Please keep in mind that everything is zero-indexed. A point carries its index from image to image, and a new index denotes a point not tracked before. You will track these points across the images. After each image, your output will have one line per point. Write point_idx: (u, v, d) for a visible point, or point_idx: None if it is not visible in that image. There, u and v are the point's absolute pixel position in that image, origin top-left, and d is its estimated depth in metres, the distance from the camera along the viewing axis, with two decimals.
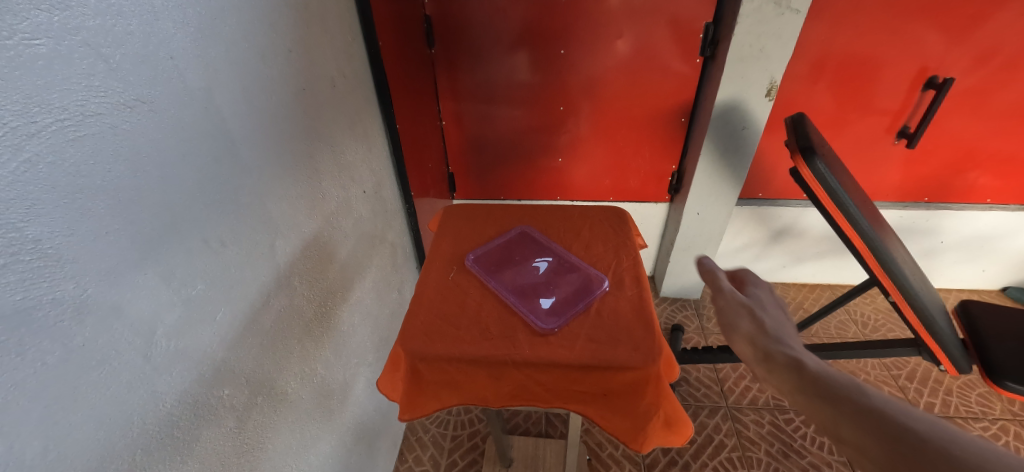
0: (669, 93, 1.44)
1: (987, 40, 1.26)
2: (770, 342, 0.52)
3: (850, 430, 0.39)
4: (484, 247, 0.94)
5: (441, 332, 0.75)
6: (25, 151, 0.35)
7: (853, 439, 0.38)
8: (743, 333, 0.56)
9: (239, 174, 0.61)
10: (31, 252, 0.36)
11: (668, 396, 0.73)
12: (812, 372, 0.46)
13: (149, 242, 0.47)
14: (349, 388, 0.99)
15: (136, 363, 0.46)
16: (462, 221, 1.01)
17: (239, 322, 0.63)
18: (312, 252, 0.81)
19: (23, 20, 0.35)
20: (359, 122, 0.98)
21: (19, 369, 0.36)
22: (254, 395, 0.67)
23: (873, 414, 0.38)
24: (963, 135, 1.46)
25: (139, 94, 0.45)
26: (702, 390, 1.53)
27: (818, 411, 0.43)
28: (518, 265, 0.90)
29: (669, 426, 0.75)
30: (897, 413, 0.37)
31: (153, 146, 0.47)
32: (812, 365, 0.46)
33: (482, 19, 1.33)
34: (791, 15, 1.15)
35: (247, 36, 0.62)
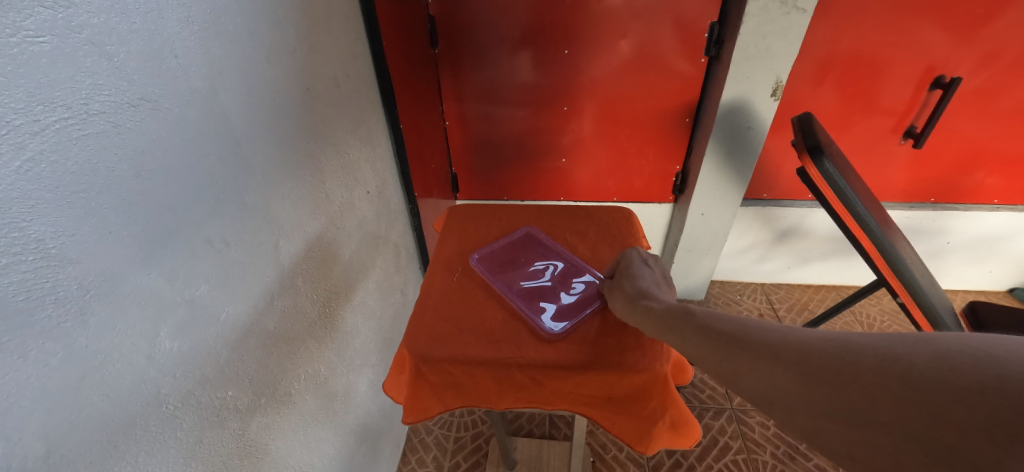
0: (673, 93, 1.43)
1: (995, 39, 1.25)
2: (647, 307, 0.64)
3: (712, 358, 0.48)
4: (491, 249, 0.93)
5: (445, 334, 0.75)
6: (28, 150, 0.35)
7: (716, 364, 0.48)
8: (628, 304, 0.69)
9: (243, 174, 0.60)
10: (33, 251, 0.36)
11: (676, 401, 0.72)
12: (677, 322, 0.57)
13: (152, 242, 0.46)
14: (352, 389, 0.99)
15: (140, 363, 0.46)
16: (466, 222, 1.00)
17: (243, 323, 0.62)
18: (316, 252, 0.81)
19: (27, 17, 0.35)
20: (362, 122, 0.97)
21: (20, 370, 0.36)
22: (258, 397, 0.66)
23: (704, 330, 0.52)
24: (970, 135, 1.44)
25: (143, 92, 0.44)
26: (707, 392, 1.52)
27: (683, 343, 0.54)
28: (524, 267, 0.89)
29: (677, 430, 0.73)
30: (717, 324, 0.51)
31: (158, 145, 0.46)
32: (672, 310, 0.60)
33: (485, 19, 1.33)
34: (797, 14, 1.14)
35: (252, 35, 0.61)
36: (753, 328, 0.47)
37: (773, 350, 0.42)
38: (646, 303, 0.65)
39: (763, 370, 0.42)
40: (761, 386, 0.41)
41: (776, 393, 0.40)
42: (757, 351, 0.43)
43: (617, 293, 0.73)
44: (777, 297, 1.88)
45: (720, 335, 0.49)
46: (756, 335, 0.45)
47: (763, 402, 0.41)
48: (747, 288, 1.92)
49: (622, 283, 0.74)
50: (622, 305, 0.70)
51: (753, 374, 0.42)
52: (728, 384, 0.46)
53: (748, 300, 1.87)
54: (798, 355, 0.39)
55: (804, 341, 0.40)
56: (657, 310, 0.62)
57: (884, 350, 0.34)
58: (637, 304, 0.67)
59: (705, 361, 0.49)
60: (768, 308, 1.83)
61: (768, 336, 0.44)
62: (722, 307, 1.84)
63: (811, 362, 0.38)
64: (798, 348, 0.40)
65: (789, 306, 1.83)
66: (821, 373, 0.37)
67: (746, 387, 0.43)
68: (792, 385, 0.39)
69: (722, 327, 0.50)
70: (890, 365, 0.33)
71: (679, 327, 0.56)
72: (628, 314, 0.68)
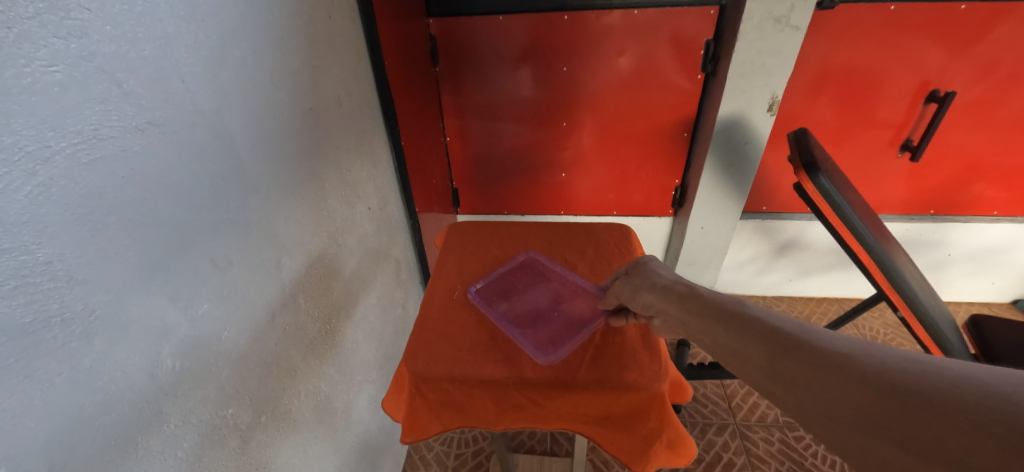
0: (671, 108, 1.45)
1: (988, 53, 1.27)
2: (681, 294, 0.62)
3: (763, 357, 0.48)
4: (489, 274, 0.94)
5: (443, 351, 0.75)
6: (39, 175, 0.36)
7: (762, 362, 0.48)
8: (655, 288, 0.67)
9: (246, 194, 0.61)
10: (41, 274, 0.37)
11: (672, 420, 0.72)
12: (719, 314, 0.56)
13: (157, 262, 0.47)
14: (352, 406, 0.98)
15: (142, 382, 0.46)
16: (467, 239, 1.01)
17: (245, 340, 0.63)
18: (318, 269, 0.82)
19: (40, 48, 0.36)
20: (364, 140, 0.99)
21: (24, 391, 0.36)
22: (259, 415, 0.66)
23: (752, 324, 0.52)
24: (967, 147, 1.45)
25: (151, 117, 0.46)
26: (709, 407, 1.50)
27: (721, 333, 0.54)
28: (523, 292, 0.88)
29: (674, 450, 0.73)
30: (769, 322, 0.51)
31: (164, 168, 0.47)
32: (719, 299, 0.59)
33: (486, 37, 1.36)
34: (791, 31, 1.17)
35: (258, 59, 0.63)
36: (816, 337, 0.47)
37: (843, 361, 0.42)
38: (687, 287, 0.64)
39: (828, 381, 0.42)
40: (823, 397, 0.41)
41: (841, 409, 0.40)
42: (825, 361, 0.43)
43: (642, 278, 0.71)
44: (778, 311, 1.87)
45: (778, 336, 0.49)
46: (820, 345, 0.45)
47: (818, 414, 0.41)
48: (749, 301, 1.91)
49: (646, 269, 0.73)
50: (645, 289, 0.68)
51: (816, 385, 0.42)
52: (780, 385, 0.46)
53: None
54: (876, 374, 0.39)
55: (884, 360, 0.40)
56: (694, 299, 0.61)
57: (995, 394, 0.33)
58: (667, 289, 0.65)
59: (754, 357, 0.49)
60: None
61: (838, 349, 0.44)
62: None
63: (893, 384, 0.38)
64: (877, 366, 0.40)
65: None
66: (903, 398, 0.37)
67: (800, 397, 0.43)
68: (864, 404, 0.39)
69: (779, 328, 0.50)
70: (997, 408, 0.32)
71: (722, 319, 0.55)
72: (654, 297, 0.66)
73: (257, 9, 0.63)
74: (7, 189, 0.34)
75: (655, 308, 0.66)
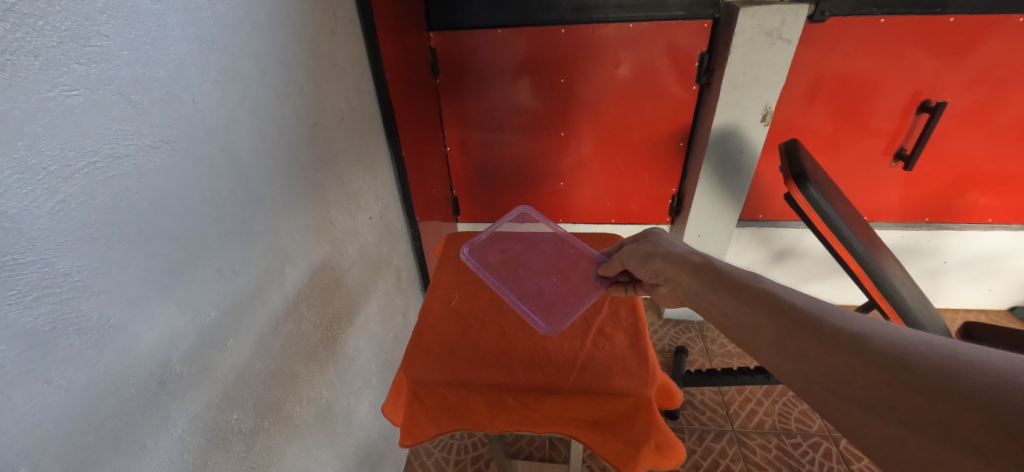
0: (667, 118, 1.48)
1: (978, 64, 1.29)
2: (694, 263, 0.65)
3: (773, 332, 0.51)
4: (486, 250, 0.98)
5: (441, 358, 0.77)
6: (60, 192, 0.39)
7: (773, 335, 0.51)
8: (668, 256, 0.70)
9: (252, 206, 0.64)
10: (62, 285, 0.39)
11: (660, 424, 0.73)
12: (732, 287, 0.59)
13: (167, 272, 0.50)
14: (353, 412, 1.00)
15: (152, 387, 0.49)
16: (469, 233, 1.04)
17: (249, 347, 0.65)
18: (320, 278, 0.84)
19: (63, 74, 0.38)
20: (366, 151, 1.01)
21: (44, 395, 0.38)
22: (262, 419, 0.68)
23: (764, 296, 0.55)
24: (961, 156, 1.47)
25: (163, 135, 0.48)
26: (707, 414, 1.51)
27: (729, 301, 0.57)
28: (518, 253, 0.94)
29: (662, 453, 0.75)
30: (781, 295, 0.54)
31: (175, 183, 0.50)
32: (729, 270, 0.62)
33: (485, 50, 1.39)
34: (782, 44, 1.20)
35: (264, 77, 0.66)
36: (830, 314, 0.49)
37: (851, 339, 0.44)
38: (698, 257, 0.67)
39: (840, 358, 0.44)
40: (829, 371, 0.44)
41: (845, 384, 0.42)
42: (834, 337, 0.45)
43: (654, 246, 0.74)
44: None
45: (791, 312, 0.51)
46: (835, 323, 0.47)
47: (823, 388, 0.44)
48: None
49: (657, 239, 0.76)
50: (656, 256, 0.72)
51: (824, 359, 0.45)
52: (787, 358, 0.48)
53: None
54: (882, 352, 0.42)
55: (892, 339, 0.43)
56: (707, 268, 0.64)
57: (1007, 383, 0.34)
58: (681, 257, 0.68)
59: (764, 331, 0.52)
60: None
61: (851, 328, 0.46)
62: None
63: (897, 362, 0.40)
64: (884, 344, 0.42)
65: None
66: (911, 377, 0.39)
67: (810, 371, 0.46)
68: (866, 378, 0.41)
69: (791, 304, 0.52)
70: (1008, 395, 0.33)
71: (735, 293, 0.58)
72: (668, 265, 0.69)
73: (264, 30, 0.66)
74: (31, 207, 0.37)
75: (668, 276, 0.69)
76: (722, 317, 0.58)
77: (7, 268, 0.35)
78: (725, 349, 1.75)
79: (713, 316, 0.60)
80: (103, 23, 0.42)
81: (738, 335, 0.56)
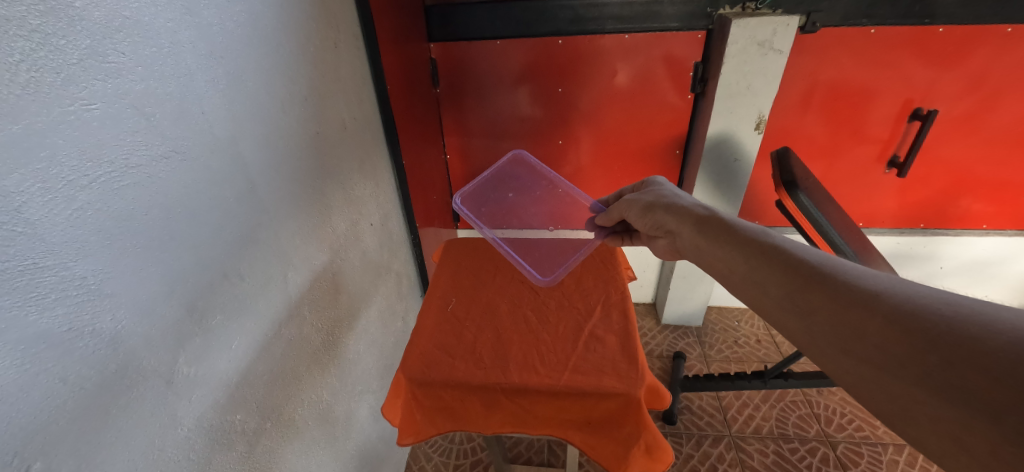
0: (663, 126, 1.50)
1: (968, 73, 1.31)
2: (697, 216, 0.69)
3: (781, 290, 0.52)
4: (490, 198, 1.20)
5: (438, 359, 0.79)
6: (78, 200, 0.41)
7: (779, 291, 0.52)
8: (671, 210, 0.74)
9: (256, 212, 0.66)
10: (77, 288, 0.41)
11: (649, 425, 0.74)
12: (735, 239, 0.61)
13: (176, 276, 0.52)
14: (353, 415, 1.01)
15: (160, 387, 0.51)
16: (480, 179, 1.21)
17: (253, 350, 0.67)
18: (322, 283, 0.86)
19: (83, 89, 0.41)
20: (367, 160, 1.04)
21: (59, 393, 0.40)
22: (264, 421, 0.70)
23: (768, 248, 0.57)
24: (954, 163, 1.49)
25: (174, 146, 0.51)
26: (705, 419, 1.52)
27: (733, 252, 0.60)
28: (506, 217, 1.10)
29: (652, 456, 0.75)
30: (785, 245, 0.56)
31: (185, 191, 0.52)
32: (733, 221, 0.65)
33: (484, 60, 1.42)
34: (775, 54, 1.24)
35: (270, 88, 0.69)
36: (841, 267, 0.49)
37: (863, 296, 0.45)
38: (702, 210, 0.70)
39: (850, 314, 0.44)
40: (838, 331, 0.45)
41: (853, 343, 0.43)
42: (845, 295, 0.46)
43: (656, 199, 0.78)
44: None
45: (801, 268, 0.52)
46: (845, 277, 0.48)
47: (831, 347, 0.45)
48: (745, 314, 1.93)
49: (658, 193, 0.81)
50: (662, 211, 0.76)
51: (833, 319, 0.46)
52: (796, 317, 0.50)
53: (745, 326, 1.88)
54: (893, 310, 0.42)
55: (904, 295, 0.43)
56: (710, 220, 0.68)
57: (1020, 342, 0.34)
58: (684, 210, 0.72)
59: (772, 289, 0.53)
60: (766, 334, 1.83)
61: (863, 283, 0.46)
62: (719, 333, 1.85)
63: (907, 320, 0.41)
64: (896, 302, 0.42)
65: None
66: (923, 335, 0.39)
67: (819, 329, 0.47)
68: (874, 336, 0.42)
69: (800, 257, 0.53)
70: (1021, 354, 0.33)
71: (740, 247, 0.60)
72: (671, 218, 0.73)
73: (269, 44, 0.68)
74: (51, 213, 0.39)
75: (671, 229, 0.74)
76: (726, 270, 0.61)
77: (27, 271, 0.37)
78: (723, 354, 1.76)
79: (714, 266, 0.64)
80: (119, 40, 0.44)
81: (742, 290, 0.58)
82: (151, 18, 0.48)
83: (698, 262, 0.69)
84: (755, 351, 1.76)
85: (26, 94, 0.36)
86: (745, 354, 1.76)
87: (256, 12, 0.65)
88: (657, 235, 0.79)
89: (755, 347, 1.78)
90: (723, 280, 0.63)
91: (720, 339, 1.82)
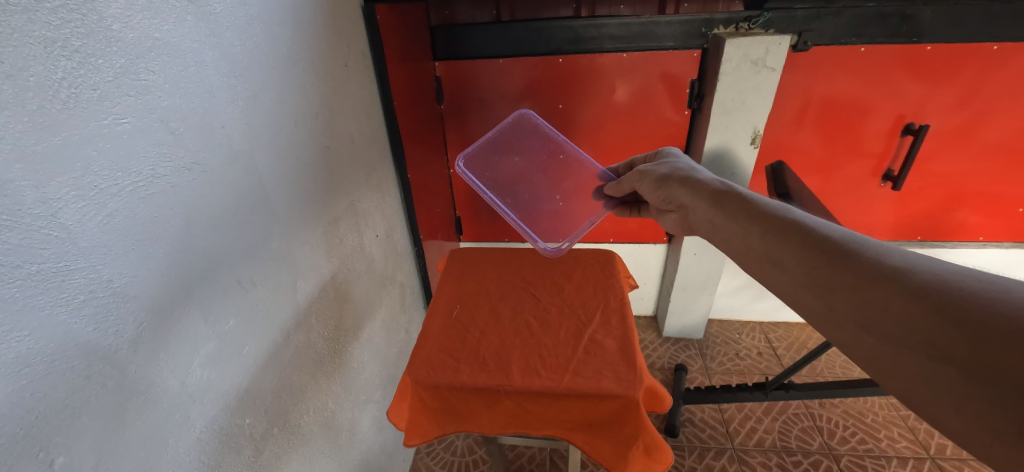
0: (662, 141, 1.54)
1: (959, 89, 1.35)
2: (713, 190, 0.72)
3: (801, 265, 0.53)
4: (494, 165, 1.15)
5: (443, 362, 0.81)
6: (108, 207, 0.44)
7: (800, 269, 0.53)
8: (686, 184, 0.77)
9: (268, 222, 0.69)
10: (104, 290, 0.44)
11: (648, 426, 0.76)
12: (752, 214, 0.63)
13: (193, 282, 0.54)
14: (357, 424, 1.02)
15: (175, 388, 0.52)
16: (482, 145, 1.17)
17: (263, 355, 0.69)
18: (329, 291, 0.88)
19: (116, 105, 0.44)
20: (374, 173, 1.07)
21: (84, 390, 0.42)
22: (271, 426, 0.71)
23: (789, 223, 0.58)
24: (949, 176, 1.51)
25: (196, 158, 0.54)
26: (707, 432, 1.51)
27: (749, 225, 0.63)
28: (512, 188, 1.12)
29: (651, 456, 0.78)
30: (807, 221, 0.58)
31: (203, 200, 0.55)
32: (749, 195, 0.67)
33: (487, 77, 1.47)
34: (767, 72, 1.30)
35: (284, 104, 0.72)
36: (862, 244, 0.51)
37: (888, 274, 0.46)
38: (718, 184, 0.73)
39: (874, 291, 0.45)
40: (860, 308, 0.46)
41: (875, 321, 0.44)
42: (870, 272, 0.47)
43: (672, 173, 0.81)
44: (775, 336, 1.89)
45: (824, 245, 0.53)
46: (866, 255, 0.49)
47: (850, 324, 0.47)
48: (746, 327, 1.93)
49: (673, 166, 0.83)
50: (678, 185, 0.78)
51: (855, 296, 0.47)
52: (815, 294, 0.51)
53: (747, 338, 1.88)
54: (918, 287, 0.43)
55: (931, 273, 0.43)
56: (725, 194, 0.70)
57: None
58: (700, 185, 0.75)
59: (791, 266, 0.54)
60: (767, 347, 1.83)
61: (886, 263, 0.47)
62: (721, 346, 1.85)
63: (932, 297, 0.41)
64: (922, 279, 0.43)
65: (787, 344, 1.84)
66: (949, 311, 0.40)
67: (840, 307, 0.48)
68: (898, 313, 0.43)
69: (825, 235, 0.54)
70: None
71: (757, 222, 0.62)
72: (686, 192, 0.76)
73: (284, 62, 0.72)
74: (83, 219, 0.41)
75: (684, 203, 0.77)
76: (739, 245, 0.64)
77: (60, 273, 0.40)
78: (724, 367, 1.76)
79: (727, 240, 0.67)
80: (150, 60, 0.47)
81: (757, 265, 0.60)
82: (179, 39, 0.51)
83: (709, 234, 0.71)
84: (757, 364, 1.76)
85: (66, 109, 0.40)
86: (747, 366, 1.76)
87: (273, 33, 0.69)
88: (668, 208, 0.83)
89: (756, 360, 1.78)
90: (736, 256, 0.65)
91: (721, 352, 1.83)
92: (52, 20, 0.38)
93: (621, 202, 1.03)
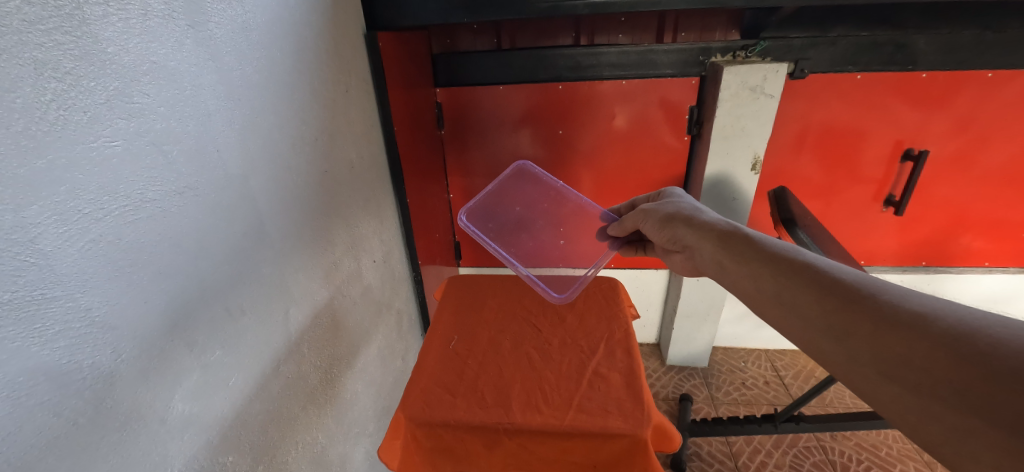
0: (662, 166, 1.54)
1: (956, 115, 1.36)
2: (719, 230, 0.70)
3: (815, 309, 0.51)
4: (496, 212, 1.14)
5: (439, 398, 0.78)
6: (92, 232, 0.42)
7: (814, 313, 0.51)
8: (691, 224, 0.75)
9: (262, 248, 0.67)
10: (81, 321, 0.41)
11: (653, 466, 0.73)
12: (762, 255, 0.62)
13: (178, 311, 0.52)
14: (348, 459, 0.98)
15: (153, 425, 0.49)
16: (484, 194, 1.15)
17: (249, 388, 0.65)
18: (322, 320, 0.85)
19: (106, 127, 0.43)
20: (372, 197, 1.06)
21: (50, 427, 0.39)
22: (256, 464, 0.67)
23: (801, 266, 0.57)
24: (951, 200, 1.50)
25: (188, 183, 0.52)
26: (714, 466, 1.45)
27: (760, 268, 0.60)
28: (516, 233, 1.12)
29: None
30: (818, 264, 0.56)
31: (193, 223, 0.53)
32: (756, 237, 0.66)
33: (488, 103, 1.48)
34: (766, 99, 1.31)
35: (283, 128, 0.72)
36: (877, 287, 0.49)
37: (907, 318, 0.44)
38: (722, 225, 0.71)
39: (897, 338, 0.43)
40: (882, 356, 0.44)
41: (900, 370, 0.42)
42: (889, 317, 0.45)
43: (676, 212, 0.79)
44: (782, 364, 1.84)
45: (837, 288, 0.51)
46: (882, 299, 0.47)
47: (874, 373, 0.44)
48: (751, 354, 1.89)
49: (678, 206, 0.81)
50: (682, 225, 0.77)
51: (877, 342, 0.45)
52: (831, 339, 0.49)
53: (753, 367, 1.83)
54: (945, 334, 0.41)
55: (957, 318, 0.42)
56: (733, 235, 0.68)
57: None
58: (705, 225, 0.73)
59: (805, 309, 0.52)
60: (774, 376, 1.78)
61: (903, 305, 0.45)
62: (726, 374, 1.80)
63: (958, 345, 0.40)
64: (948, 324, 0.42)
65: (795, 373, 1.79)
66: (977, 359, 0.38)
67: (861, 354, 0.45)
68: (924, 361, 0.41)
69: (838, 277, 0.53)
70: None
71: (767, 263, 0.60)
72: (691, 233, 0.74)
73: (286, 88, 0.72)
74: (64, 245, 0.39)
75: (689, 243, 0.75)
76: (750, 288, 0.61)
77: (35, 301, 0.38)
78: (731, 397, 1.71)
79: (737, 282, 0.64)
80: (145, 83, 0.47)
81: (769, 307, 0.58)
82: (177, 63, 0.51)
83: (717, 278, 0.69)
84: (764, 394, 1.71)
85: (53, 131, 0.38)
86: (754, 396, 1.70)
87: (275, 59, 0.70)
88: (675, 248, 0.80)
89: (764, 390, 1.73)
90: (747, 300, 0.62)
91: (727, 380, 1.77)
92: (45, 42, 0.38)
93: (627, 241, 0.99)
